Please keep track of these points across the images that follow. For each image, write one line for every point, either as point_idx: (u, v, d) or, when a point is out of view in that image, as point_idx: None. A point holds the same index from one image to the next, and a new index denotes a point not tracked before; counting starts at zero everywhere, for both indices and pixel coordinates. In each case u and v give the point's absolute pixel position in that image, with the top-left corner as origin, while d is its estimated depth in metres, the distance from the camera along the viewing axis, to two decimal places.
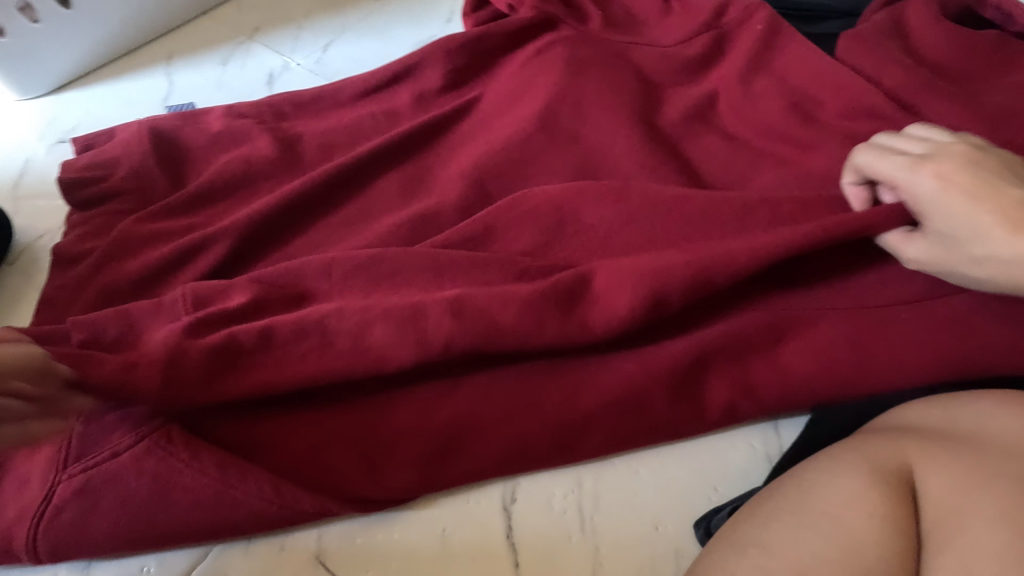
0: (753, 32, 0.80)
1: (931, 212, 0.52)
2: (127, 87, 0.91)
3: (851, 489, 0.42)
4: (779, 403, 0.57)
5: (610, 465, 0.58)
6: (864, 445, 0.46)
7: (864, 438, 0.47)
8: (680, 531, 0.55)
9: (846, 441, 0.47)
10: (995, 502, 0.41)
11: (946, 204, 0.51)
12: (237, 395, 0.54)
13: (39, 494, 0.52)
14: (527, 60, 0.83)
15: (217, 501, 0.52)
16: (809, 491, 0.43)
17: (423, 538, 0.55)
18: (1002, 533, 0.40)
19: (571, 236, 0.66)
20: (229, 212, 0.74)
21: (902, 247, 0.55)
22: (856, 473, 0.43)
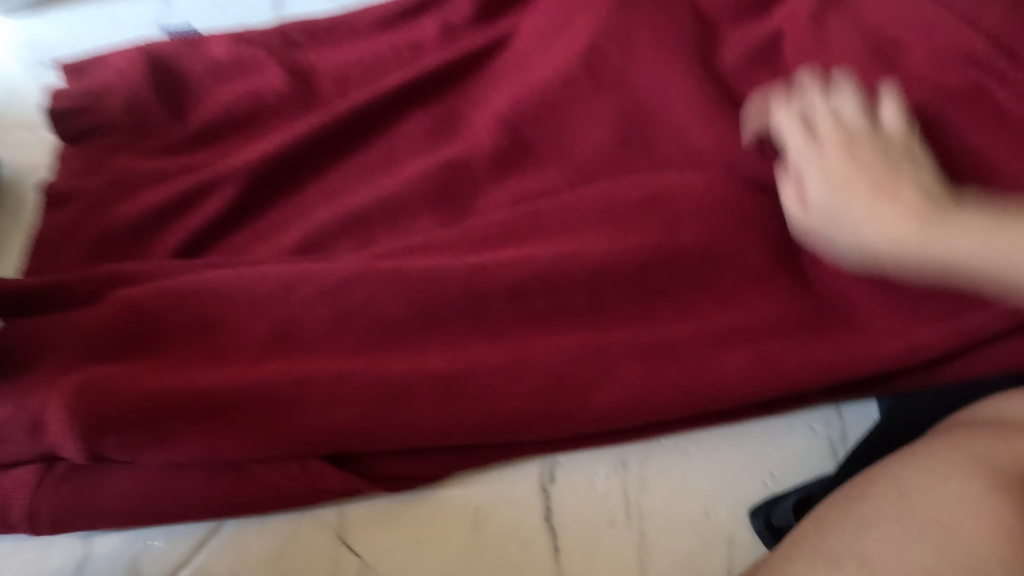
0: None
1: (811, 172, 0.54)
2: (119, 7, 0.81)
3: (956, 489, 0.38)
4: (845, 385, 0.52)
5: (658, 445, 0.53)
6: (961, 441, 0.42)
7: (958, 434, 0.43)
8: (733, 519, 0.50)
9: (942, 437, 0.43)
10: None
11: (835, 176, 0.53)
12: None
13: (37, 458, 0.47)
14: None
15: (237, 474, 0.48)
16: (908, 494, 0.39)
17: (453, 519, 0.50)
18: None
19: (620, 194, 0.59)
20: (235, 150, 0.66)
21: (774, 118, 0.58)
22: (959, 475, 0.39)
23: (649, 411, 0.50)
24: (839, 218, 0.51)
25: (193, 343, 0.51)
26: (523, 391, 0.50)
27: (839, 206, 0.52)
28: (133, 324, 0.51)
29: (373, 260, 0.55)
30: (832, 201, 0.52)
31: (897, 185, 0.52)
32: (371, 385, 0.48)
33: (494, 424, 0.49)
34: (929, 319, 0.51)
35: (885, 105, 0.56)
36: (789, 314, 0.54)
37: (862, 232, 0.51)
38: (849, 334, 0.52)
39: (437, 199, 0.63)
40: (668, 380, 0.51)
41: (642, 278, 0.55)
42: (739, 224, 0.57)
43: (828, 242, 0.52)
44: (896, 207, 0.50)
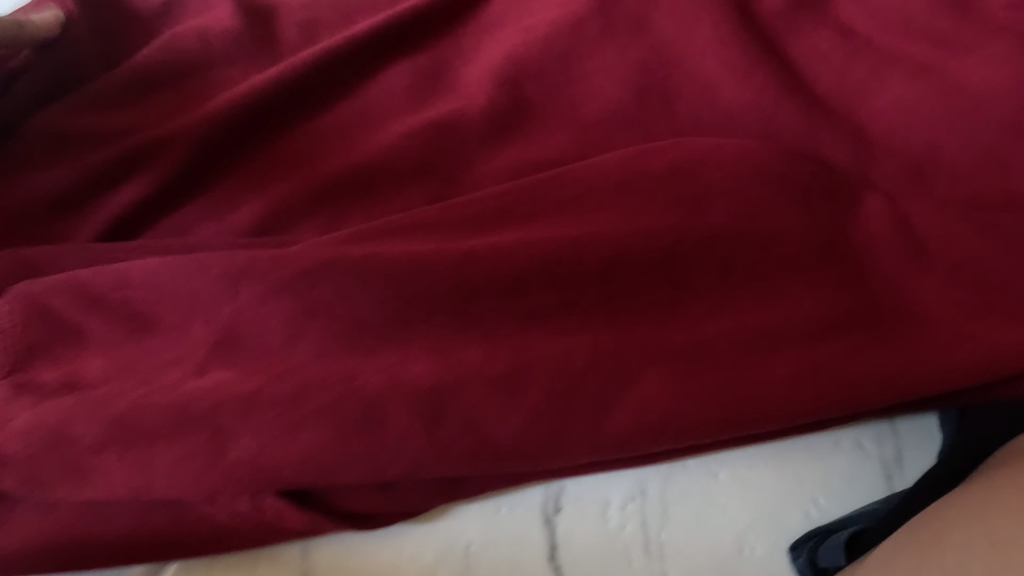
0: None
1: None
2: None
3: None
4: (910, 400, 0.43)
5: (683, 467, 0.45)
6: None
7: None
8: (770, 556, 0.44)
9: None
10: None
11: None
12: None
13: None
14: None
15: (177, 510, 0.40)
16: (984, 540, 0.35)
17: (439, 557, 0.42)
18: None
19: (639, 166, 0.49)
20: (175, 107, 0.55)
21: None
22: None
23: (679, 431, 0.41)
24: None
25: (119, 348, 0.42)
26: (523, 410, 0.41)
27: None
28: (45, 325, 0.42)
29: (341, 246, 0.45)
30: None
31: None
32: (337, 403, 0.39)
33: (488, 448, 0.40)
34: (1007, 324, 0.43)
35: None
36: (843, 313, 0.45)
37: None
38: (916, 338, 0.43)
39: (419, 170, 0.53)
40: (700, 394, 0.42)
41: (667, 269, 0.46)
42: (780, 204, 0.48)
43: None
44: None
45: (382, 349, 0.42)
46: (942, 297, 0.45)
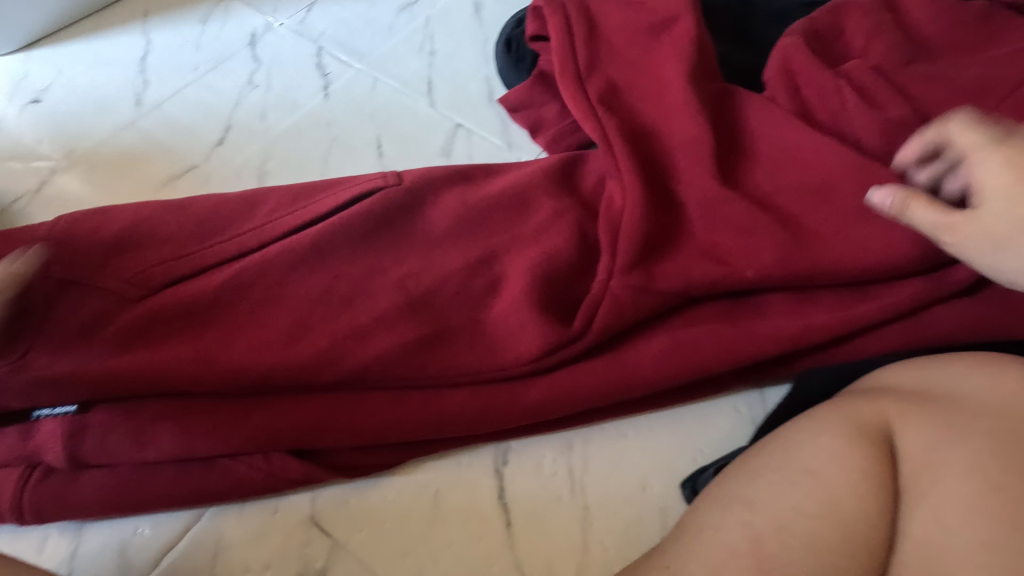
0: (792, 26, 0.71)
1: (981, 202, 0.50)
2: (104, 46, 0.87)
3: (811, 433, 0.44)
4: (760, 373, 0.60)
5: (599, 429, 0.59)
6: (846, 404, 0.46)
7: (844, 399, 0.47)
8: (667, 491, 0.56)
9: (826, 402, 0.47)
10: (974, 451, 0.42)
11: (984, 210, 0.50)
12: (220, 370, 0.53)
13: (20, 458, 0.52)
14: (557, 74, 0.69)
15: (204, 470, 0.53)
16: (793, 449, 0.44)
17: (414, 499, 0.55)
18: (974, 483, 0.40)
19: (576, 222, 0.62)
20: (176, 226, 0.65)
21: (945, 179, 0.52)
22: (835, 429, 0.44)
23: (579, 401, 0.56)
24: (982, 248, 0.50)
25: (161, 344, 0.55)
26: (463, 389, 0.56)
27: (999, 229, 0.49)
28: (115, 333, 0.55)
29: (327, 267, 0.59)
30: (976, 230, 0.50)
31: None
32: (334, 389, 0.55)
33: (441, 418, 0.55)
34: (821, 309, 0.58)
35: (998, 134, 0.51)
36: (708, 309, 0.60)
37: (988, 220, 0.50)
38: (761, 325, 0.58)
39: (390, 232, 0.61)
40: (598, 373, 0.57)
41: (574, 283, 0.60)
42: (669, 214, 0.61)
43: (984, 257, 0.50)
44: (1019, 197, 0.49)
45: (352, 351, 0.55)
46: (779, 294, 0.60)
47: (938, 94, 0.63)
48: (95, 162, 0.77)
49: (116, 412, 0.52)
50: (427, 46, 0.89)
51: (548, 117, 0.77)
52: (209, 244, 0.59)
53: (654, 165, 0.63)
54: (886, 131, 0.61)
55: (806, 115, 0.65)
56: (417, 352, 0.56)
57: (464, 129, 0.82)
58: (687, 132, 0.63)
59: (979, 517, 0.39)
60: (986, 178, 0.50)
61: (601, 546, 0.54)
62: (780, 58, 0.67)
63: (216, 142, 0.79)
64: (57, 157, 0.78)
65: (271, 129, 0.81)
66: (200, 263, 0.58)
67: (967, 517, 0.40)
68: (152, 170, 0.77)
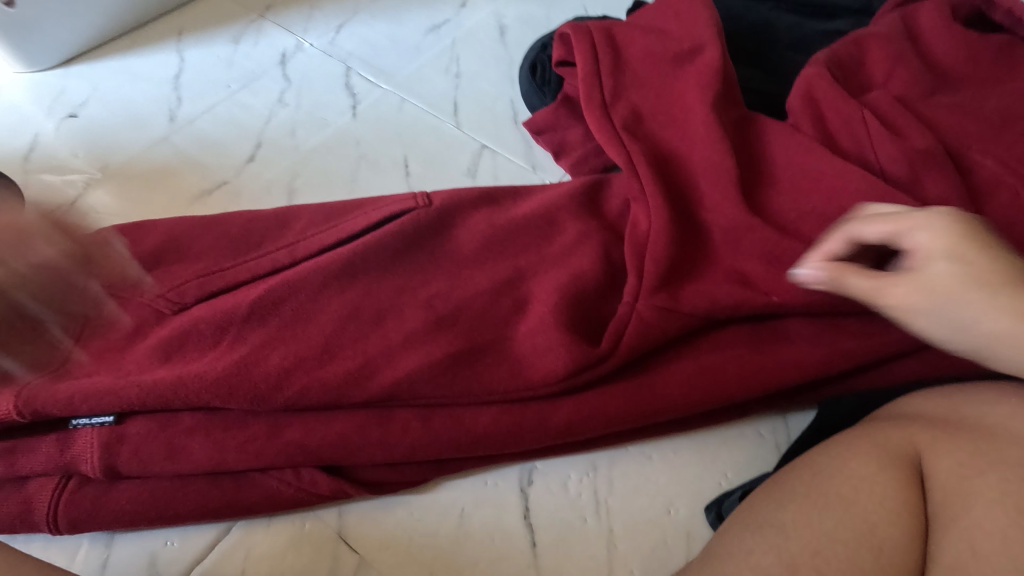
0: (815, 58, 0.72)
1: (930, 258, 0.47)
2: (139, 63, 0.89)
3: (841, 459, 0.45)
4: (784, 398, 0.60)
5: (624, 451, 0.60)
6: (876, 431, 0.47)
7: (873, 425, 0.48)
8: (691, 515, 0.56)
9: (855, 429, 0.48)
10: (1007, 478, 0.42)
11: (946, 251, 0.46)
12: (252, 385, 0.53)
13: (51, 468, 0.51)
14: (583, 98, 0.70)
15: (236, 484, 0.53)
16: (824, 474, 0.44)
17: (439, 517, 0.56)
18: (1006, 512, 0.40)
19: (601, 245, 0.63)
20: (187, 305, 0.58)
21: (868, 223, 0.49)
22: (866, 455, 0.44)
23: (606, 420, 0.57)
24: (947, 325, 0.46)
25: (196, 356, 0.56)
26: (493, 409, 0.56)
27: (963, 281, 0.45)
28: (150, 346, 0.56)
29: (360, 284, 0.59)
30: (951, 312, 0.46)
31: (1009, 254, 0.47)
32: (363, 407, 0.55)
33: (469, 436, 0.55)
34: (846, 335, 0.58)
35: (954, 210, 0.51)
36: (733, 334, 0.60)
37: (933, 278, 0.46)
38: (786, 351, 0.58)
39: (420, 252, 0.62)
40: (624, 395, 0.57)
41: (600, 304, 0.60)
42: (693, 238, 0.62)
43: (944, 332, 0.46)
44: (986, 251, 0.46)
45: (383, 368, 0.55)
46: (802, 320, 0.60)
47: (960, 124, 0.64)
48: (128, 176, 0.79)
49: (148, 427, 0.52)
50: (453, 68, 0.91)
51: (572, 139, 0.78)
52: (244, 259, 0.61)
53: (679, 190, 0.64)
54: (911, 159, 0.61)
55: (829, 142, 0.66)
56: (447, 373, 0.56)
57: (489, 150, 0.83)
58: (712, 157, 0.64)
59: (1013, 546, 0.39)
60: (918, 229, 0.47)
61: (626, 569, 0.54)
62: (802, 86, 0.69)
63: (247, 158, 0.81)
64: (92, 171, 0.79)
65: (299, 147, 0.82)
66: (234, 279, 0.59)
67: (1000, 546, 0.39)
68: (185, 185, 0.79)
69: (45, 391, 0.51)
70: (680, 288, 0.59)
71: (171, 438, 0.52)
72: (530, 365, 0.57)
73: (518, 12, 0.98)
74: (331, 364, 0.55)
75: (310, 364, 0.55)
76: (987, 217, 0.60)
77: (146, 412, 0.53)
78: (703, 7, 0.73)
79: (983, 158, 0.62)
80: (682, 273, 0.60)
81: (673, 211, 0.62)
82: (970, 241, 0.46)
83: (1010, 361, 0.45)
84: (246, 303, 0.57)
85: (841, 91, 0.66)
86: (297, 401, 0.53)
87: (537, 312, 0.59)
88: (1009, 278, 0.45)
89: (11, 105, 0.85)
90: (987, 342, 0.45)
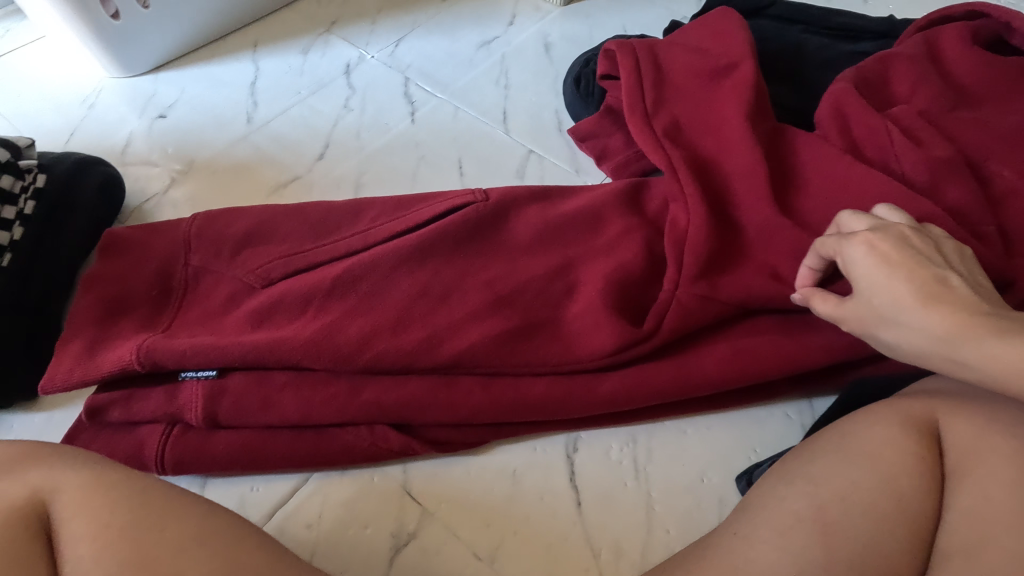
0: (842, 75, 0.78)
1: (860, 285, 0.52)
2: (219, 70, 0.99)
3: (865, 422, 0.50)
4: (811, 382, 0.66)
5: (662, 425, 0.65)
6: (900, 401, 0.52)
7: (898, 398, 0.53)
8: (723, 484, 0.62)
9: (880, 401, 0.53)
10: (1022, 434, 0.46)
11: (869, 271, 0.51)
12: (335, 349, 0.60)
13: (161, 416, 0.59)
14: (628, 108, 0.77)
15: (318, 438, 0.60)
16: (851, 436, 0.50)
17: (494, 477, 0.62)
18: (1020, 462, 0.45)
19: (642, 238, 0.69)
20: (272, 280, 0.65)
21: (851, 222, 0.57)
22: (890, 420, 0.49)
23: (647, 393, 0.62)
24: (876, 329, 0.51)
25: (282, 324, 0.63)
26: (546, 380, 0.63)
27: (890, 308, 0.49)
28: (243, 314, 0.63)
29: (427, 266, 0.66)
30: (877, 325, 0.51)
31: (933, 269, 0.49)
32: (431, 372, 0.61)
33: (524, 402, 0.62)
34: None
35: (897, 225, 0.54)
36: (761, 323, 0.66)
37: (874, 293, 0.51)
38: (813, 337, 0.64)
39: (480, 240, 0.69)
40: (663, 373, 0.63)
41: (641, 289, 0.66)
42: (729, 233, 0.68)
43: (880, 336, 0.51)
44: (909, 266, 0.50)
45: (448, 340, 0.62)
46: None
47: (980, 136, 0.69)
48: (211, 171, 0.88)
49: (245, 382, 0.60)
50: (503, 80, 0.99)
51: (614, 146, 0.85)
52: (324, 241, 0.68)
53: (716, 191, 0.70)
54: (934, 167, 0.67)
55: (854, 152, 0.72)
56: (504, 346, 0.62)
57: (536, 154, 0.91)
58: (746, 162, 0.70)
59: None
60: (850, 258, 0.53)
61: (664, 528, 0.59)
62: (829, 101, 0.75)
63: (317, 156, 0.90)
64: (180, 166, 0.88)
65: (364, 147, 0.91)
66: (314, 259, 0.67)
67: (1013, 491, 0.44)
68: (262, 179, 0.87)
69: (159, 345, 0.59)
70: (717, 279, 0.65)
71: (263, 393, 0.59)
72: (579, 342, 0.63)
73: (562, 30, 1.06)
74: (402, 335, 0.62)
75: (384, 334, 0.62)
76: (1002, 223, 0.65)
77: (242, 369, 0.60)
78: (739, 28, 0.80)
79: (1001, 169, 0.67)
80: (717, 262, 0.66)
81: (710, 208, 0.68)
82: (896, 259, 0.50)
83: (957, 359, 0.45)
84: (326, 280, 0.64)
85: (867, 105, 0.72)
86: (373, 366, 0.60)
87: (586, 295, 0.65)
88: (934, 292, 0.48)
89: (109, 105, 0.94)
90: (931, 346, 0.47)
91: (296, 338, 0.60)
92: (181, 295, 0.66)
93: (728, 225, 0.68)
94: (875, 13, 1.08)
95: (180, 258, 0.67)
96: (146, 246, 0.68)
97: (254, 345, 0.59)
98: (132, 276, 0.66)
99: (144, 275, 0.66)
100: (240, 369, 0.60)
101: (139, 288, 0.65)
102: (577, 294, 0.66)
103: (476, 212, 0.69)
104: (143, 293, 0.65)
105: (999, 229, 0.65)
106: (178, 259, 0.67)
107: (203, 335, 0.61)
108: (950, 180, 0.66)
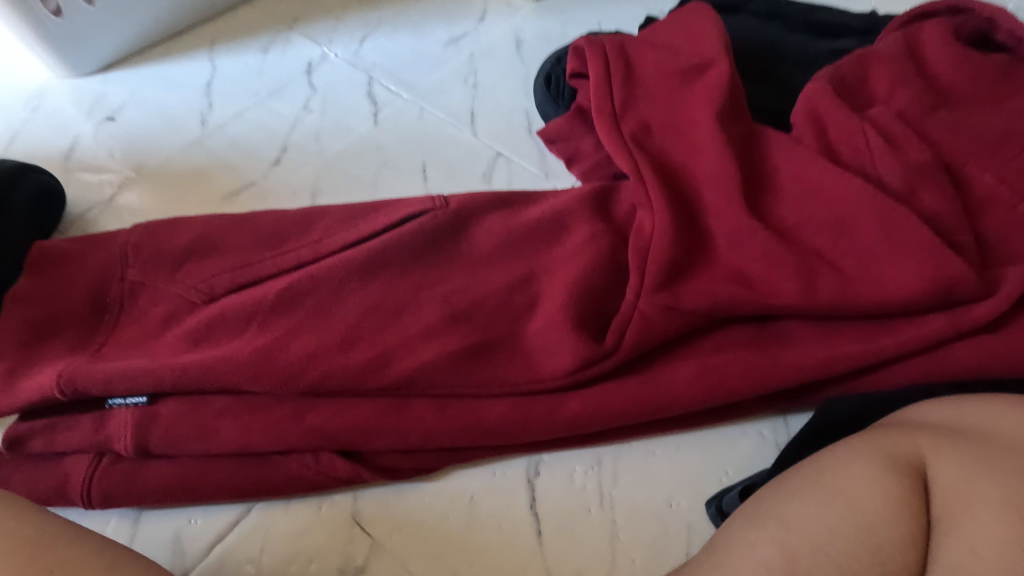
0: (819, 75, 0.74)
1: None
2: (173, 70, 0.94)
3: (846, 458, 0.47)
4: (784, 400, 0.62)
5: (628, 447, 0.62)
6: (884, 436, 0.49)
7: (880, 430, 0.50)
8: (691, 508, 0.59)
9: (862, 432, 0.50)
10: (1006, 483, 0.44)
11: None
12: (277, 371, 0.56)
13: (88, 446, 0.55)
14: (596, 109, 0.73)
15: (259, 467, 0.56)
16: (828, 473, 0.47)
17: (449, 504, 0.58)
18: (1004, 517, 0.43)
19: (608, 247, 0.65)
20: (212, 296, 0.61)
21: None
22: (871, 459, 0.46)
23: (612, 415, 0.59)
24: None
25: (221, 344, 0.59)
26: (504, 402, 0.59)
27: None
28: (180, 334, 0.59)
29: (379, 281, 0.62)
30: None
31: None
32: (379, 396, 0.58)
33: (481, 426, 0.58)
34: (844, 340, 0.61)
35: None
36: (732, 337, 0.63)
37: None
38: (786, 352, 0.61)
39: (436, 251, 0.65)
40: (630, 393, 0.60)
41: (605, 302, 0.63)
42: (698, 242, 0.64)
43: None
44: None
45: (399, 359, 0.58)
46: (801, 325, 0.63)
47: (959, 140, 0.66)
48: (160, 177, 0.83)
49: (179, 408, 0.56)
50: (471, 79, 0.95)
51: (583, 149, 0.81)
52: (270, 254, 0.64)
53: (685, 197, 0.66)
54: (911, 172, 0.63)
55: (831, 155, 0.68)
56: (459, 366, 0.59)
57: (504, 158, 0.87)
58: (716, 167, 0.66)
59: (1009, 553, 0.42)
60: None
61: (628, 557, 0.56)
62: (805, 102, 0.72)
63: (273, 161, 0.85)
64: (127, 172, 0.84)
65: (323, 152, 0.86)
66: (257, 273, 0.62)
67: (998, 551, 0.42)
68: (215, 186, 0.83)
69: (86, 369, 0.55)
70: (684, 291, 0.61)
71: (199, 419, 0.56)
72: (539, 359, 0.60)
73: (534, 27, 1.02)
74: (348, 354, 0.58)
75: (329, 354, 0.58)
76: (982, 230, 0.62)
77: (177, 394, 0.56)
78: (711, 25, 0.76)
79: (981, 174, 0.64)
80: (685, 274, 0.62)
81: (677, 217, 0.64)
82: None
83: None
84: (269, 296, 0.60)
85: (843, 106, 0.69)
86: (319, 389, 0.57)
87: (547, 310, 0.62)
88: None
89: (54, 107, 0.90)
90: None
91: (233, 360, 0.56)
92: (114, 314, 0.61)
93: (697, 233, 0.65)
94: (857, 8, 1.05)
95: (115, 273, 0.63)
96: (79, 261, 0.63)
97: (187, 369, 0.55)
98: (60, 294, 0.62)
99: (74, 292, 0.62)
100: (174, 394, 0.56)
101: (68, 307, 0.61)
102: (538, 309, 0.62)
103: (433, 221, 0.65)
104: (73, 312, 0.61)
105: (978, 237, 0.62)
106: (113, 274, 0.63)
107: (135, 358, 0.57)
108: (928, 185, 0.63)
